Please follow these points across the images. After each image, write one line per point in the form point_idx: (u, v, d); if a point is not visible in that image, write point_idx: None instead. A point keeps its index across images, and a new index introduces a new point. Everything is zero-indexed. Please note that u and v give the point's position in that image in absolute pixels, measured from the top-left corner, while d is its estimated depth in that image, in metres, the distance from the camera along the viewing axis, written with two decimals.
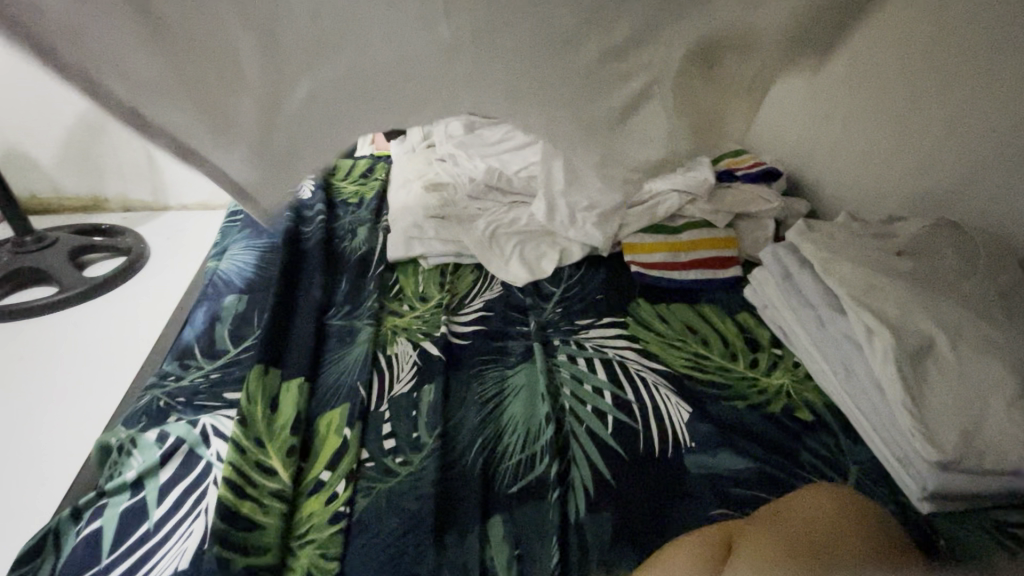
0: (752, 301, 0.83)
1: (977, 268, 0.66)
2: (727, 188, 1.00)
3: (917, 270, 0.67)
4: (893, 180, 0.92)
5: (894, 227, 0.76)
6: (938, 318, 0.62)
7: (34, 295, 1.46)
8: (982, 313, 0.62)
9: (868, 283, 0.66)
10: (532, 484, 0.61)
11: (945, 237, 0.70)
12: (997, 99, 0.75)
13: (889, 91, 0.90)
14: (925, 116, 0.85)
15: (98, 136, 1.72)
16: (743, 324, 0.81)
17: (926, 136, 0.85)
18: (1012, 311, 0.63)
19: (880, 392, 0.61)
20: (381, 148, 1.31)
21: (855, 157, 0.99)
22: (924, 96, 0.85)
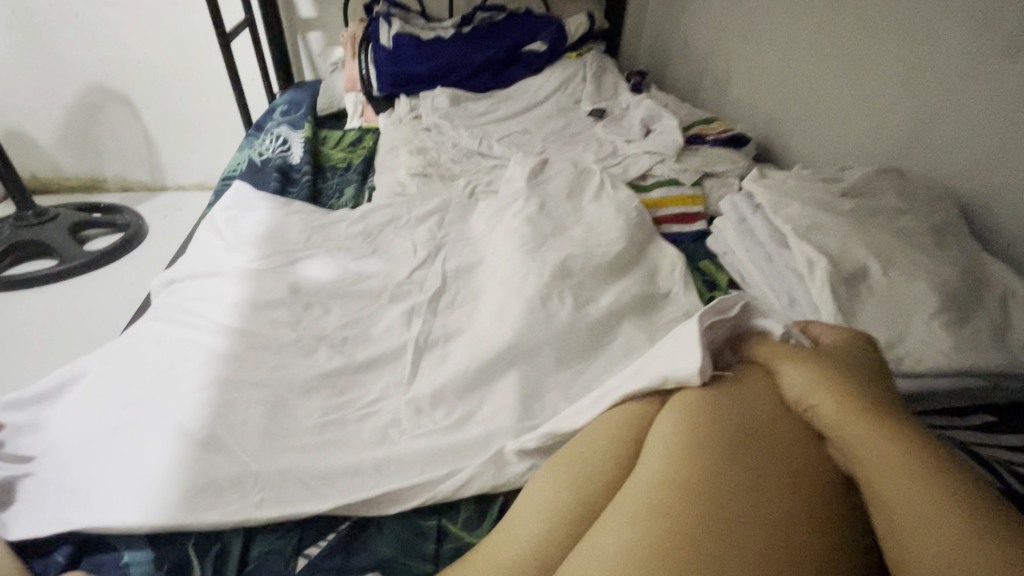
0: (713, 249, 0.89)
1: (914, 206, 0.72)
2: (697, 151, 1.06)
3: (859, 209, 0.72)
4: (851, 138, 0.95)
5: (844, 175, 0.81)
6: (873, 248, 0.67)
7: (38, 267, 1.51)
8: (914, 243, 0.67)
9: (814, 220, 0.72)
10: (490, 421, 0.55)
11: (887, 182, 0.76)
12: (945, 50, 0.78)
13: (851, 51, 0.94)
14: (883, 71, 0.88)
15: (97, 117, 1.77)
16: (704, 270, 0.87)
17: (884, 89, 0.88)
18: (942, 242, 0.68)
19: (818, 316, 0.66)
20: (370, 121, 1.36)
21: (818, 119, 1.03)
22: (883, 51, 0.88)
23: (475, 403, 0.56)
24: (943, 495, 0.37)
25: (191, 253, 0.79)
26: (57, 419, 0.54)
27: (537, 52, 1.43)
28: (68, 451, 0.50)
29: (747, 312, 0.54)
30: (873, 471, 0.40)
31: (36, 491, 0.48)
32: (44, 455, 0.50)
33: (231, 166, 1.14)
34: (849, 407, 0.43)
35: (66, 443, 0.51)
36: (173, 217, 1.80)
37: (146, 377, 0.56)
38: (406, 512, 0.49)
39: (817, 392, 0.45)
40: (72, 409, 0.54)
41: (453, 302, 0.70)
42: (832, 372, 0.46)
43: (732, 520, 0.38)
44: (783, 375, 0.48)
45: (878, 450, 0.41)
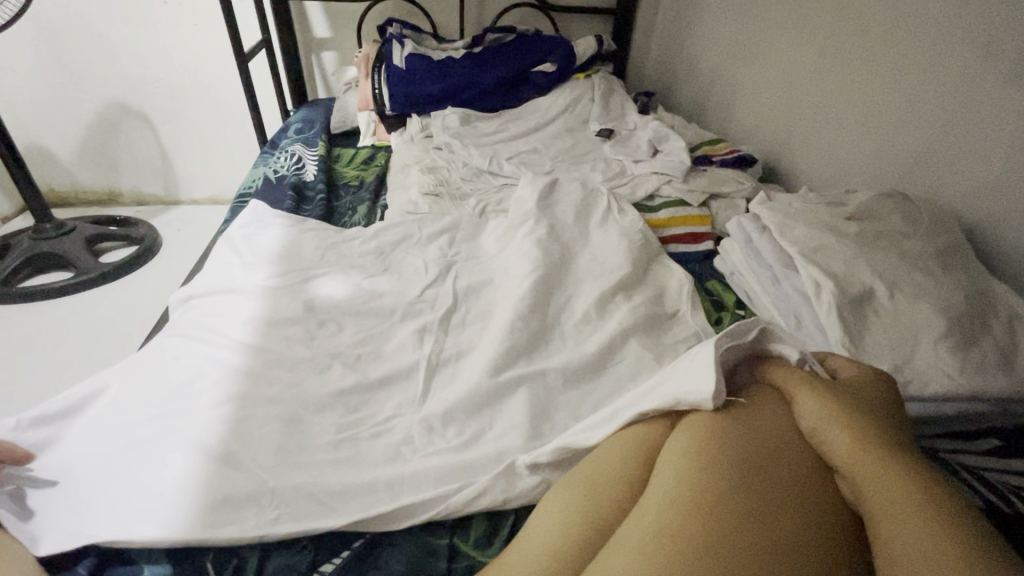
0: (720, 270, 0.90)
1: (919, 230, 0.73)
2: (703, 171, 1.08)
3: (864, 232, 0.73)
4: (857, 159, 0.96)
5: (850, 198, 0.82)
6: (879, 271, 0.68)
7: (54, 279, 1.54)
8: (920, 267, 0.68)
9: (819, 243, 0.73)
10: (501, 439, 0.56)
11: (892, 205, 0.77)
12: (949, 75, 0.79)
13: (856, 75, 0.96)
14: (888, 95, 0.89)
15: (115, 132, 1.82)
16: (712, 290, 0.88)
17: (889, 113, 0.90)
18: (948, 265, 0.69)
19: (824, 338, 0.67)
20: (382, 139, 1.39)
21: (823, 141, 1.04)
22: (888, 75, 0.89)
23: (485, 421, 0.57)
24: (946, 532, 0.38)
25: (208, 269, 0.81)
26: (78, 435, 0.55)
27: (546, 73, 1.46)
28: (90, 466, 0.51)
29: (766, 336, 0.55)
30: (879, 508, 0.41)
31: (58, 503, 0.49)
32: (66, 468, 0.52)
33: (246, 184, 1.16)
34: (861, 445, 0.44)
35: (87, 458, 0.52)
36: (185, 230, 1.83)
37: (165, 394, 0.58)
38: (417, 530, 0.50)
39: (829, 425, 0.46)
40: (92, 425, 0.55)
41: (463, 320, 0.72)
42: (846, 408, 0.46)
43: (740, 546, 0.38)
44: (801, 407, 0.48)
45: (884, 483, 0.41)
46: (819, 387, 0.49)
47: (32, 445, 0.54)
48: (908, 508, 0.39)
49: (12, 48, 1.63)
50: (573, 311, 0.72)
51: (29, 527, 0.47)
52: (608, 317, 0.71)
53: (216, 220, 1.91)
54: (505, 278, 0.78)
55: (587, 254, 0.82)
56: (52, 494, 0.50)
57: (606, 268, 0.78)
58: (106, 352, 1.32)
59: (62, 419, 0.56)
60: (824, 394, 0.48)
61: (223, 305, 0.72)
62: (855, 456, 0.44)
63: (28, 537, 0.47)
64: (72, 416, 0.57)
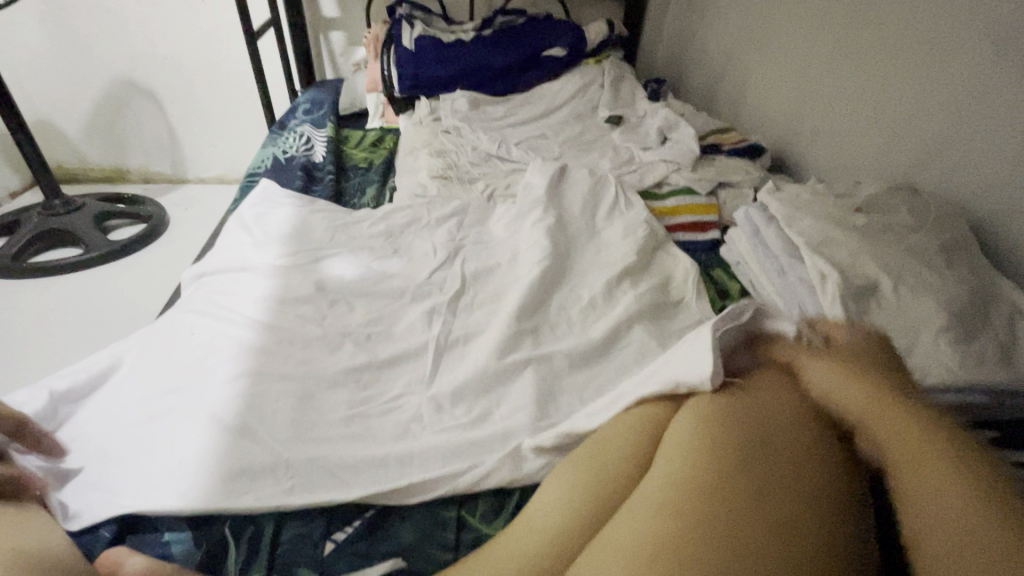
0: (726, 259, 0.91)
1: (925, 223, 0.73)
2: (712, 160, 1.08)
3: (871, 224, 0.74)
4: (866, 151, 0.96)
5: (857, 190, 0.83)
6: (883, 263, 0.68)
7: (63, 254, 1.56)
8: (924, 260, 0.69)
9: (826, 234, 0.73)
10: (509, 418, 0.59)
11: (899, 198, 0.77)
12: (962, 69, 0.79)
13: (867, 67, 0.95)
14: (900, 88, 0.89)
15: (122, 109, 1.81)
16: (717, 279, 0.88)
17: (899, 106, 0.89)
18: (953, 259, 0.69)
19: None
20: (391, 122, 1.39)
21: (833, 132, 1.04)
22: (900, 67, 0.89)
23: (493, 402, 0.59)
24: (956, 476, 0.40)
25: (218, 248, 0.81)
26: (97, 405, 0.56)
27: (556, 57, 1.45)
28: (109, 436, 0.53)
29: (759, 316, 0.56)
30: (899, 460, 0.43)
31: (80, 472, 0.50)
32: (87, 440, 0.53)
33: (256, 164, 1.17)
34: (874, 399, 0.46)
35: (107, 429, 0.54)
36: (193, 209, 1.84)
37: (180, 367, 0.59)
38: (428, 502, 0.51)
39: (841, 390, 0.48)
40: (110, 397, 0.57)
41: (472, 303, 0.73)
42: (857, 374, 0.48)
43: (739, 521, 0.40)
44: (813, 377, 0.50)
45: (900, 434, 0.44)
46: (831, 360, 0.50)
47: (52, 417, 0.55)
48: (923, 463, 0.42)
49: (21, 21, 1.63)
50: (583, 296, 0.73)
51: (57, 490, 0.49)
52: (615, 303, 0.72)
53: (223, 200, 1.92)
54: (513, 262, 0.79)
55: (595, 241, 0.83)
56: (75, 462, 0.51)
57: (614, 256, 0.79)
58: (116, 326, 1.34)
59: (79, 391, 0.58)
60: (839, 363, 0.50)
61: (234, 283, 0.72)
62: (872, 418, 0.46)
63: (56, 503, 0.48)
64: (88, 388, 0.59)
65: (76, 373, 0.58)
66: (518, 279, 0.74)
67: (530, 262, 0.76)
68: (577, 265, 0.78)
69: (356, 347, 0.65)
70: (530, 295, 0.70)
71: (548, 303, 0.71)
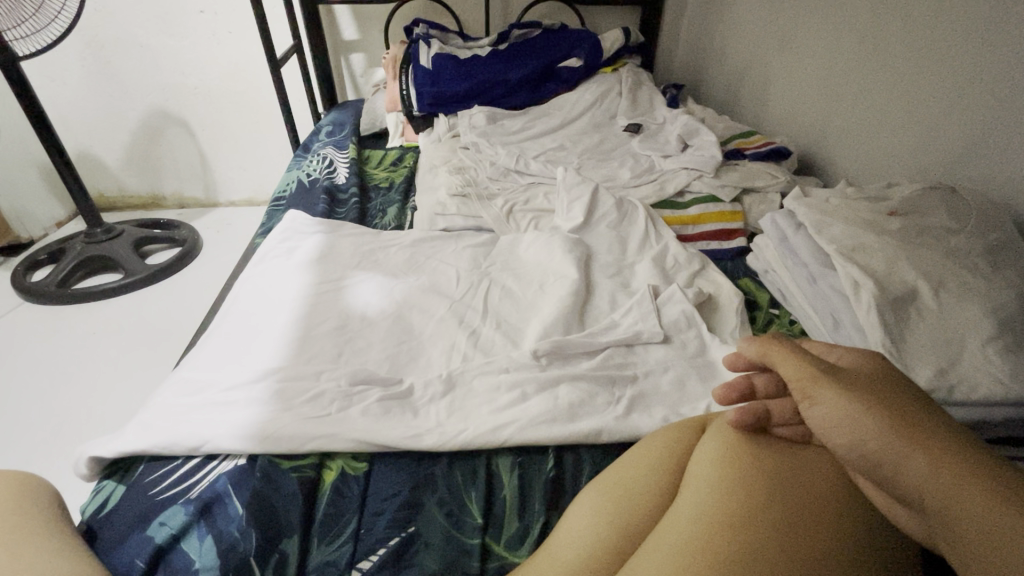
0: (753, 267, 0.89)
1: (967, 225, 0.69)
2: (735, 166, 1.05)
3: (907, 228, 0.71)
4: (899, 150, 0.92)
5: (891, 192, 0.79)
6: (921, 269, 0.65)
7: (105, 280, 1.62)
8: (965, 264, 0.65)
9: (858, 241, 0.70)
10: (529, 451, 0.57)
11: (937, 199, 0.73)
12: (1003, 59, 0.74)
13: (898, 64, 0.91)
14: (934, 82, 0.85)
15: (157, 138, 1.89)
16: (745, 289, 0.87)
17: (933, 103, 0.85)
18: (999, 262, 0.65)
19: (863, 339, 0.65)
20: (410, 140, 1.41)
21: (864, 133, 1.00)
22: (934, 63, 0.84)
23: (507, 419, 0.58)
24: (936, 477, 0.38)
25: (257, 271, 0.84)
26: (151, 419, 0.58)
27: (572, 68, 1.44)
28: (170, 464, 0.55)
29: (775, 351, 0.48)
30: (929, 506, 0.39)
31: (137, 496, 0.53)
32: (148, 466, 0.56)
33: (281, 188, 1.20)
34: (895, 431, 0.40)
35: (166, 453, 0.56)
36: (225, 231, 1.90)
37: (194, 403, 0.59)
38: (451, 530, 0.50)
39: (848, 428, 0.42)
40: (159, 415, 0.58)
41: (494, 325, 0.73)
42: (869, 399, 0.42)
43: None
44: (811, 409, 0.44)
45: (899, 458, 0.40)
46: (893, 472, 0.40)
47: (111, 438, 0.57)
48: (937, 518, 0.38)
49: (62, 60, 1.71)
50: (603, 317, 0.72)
51: (121, 506, 0.52)
52: (634, 320, 0.71)
53: (253, 221, 1.98)
54: (540, 289, 0.79)
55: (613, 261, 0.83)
56: (170, 471, 0.55)
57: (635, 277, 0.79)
58: (154, 347, 1.38)
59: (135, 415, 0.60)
60: (894, 471, 0.40)
61: (270, 308, 0.75)
62: (897, 447, 0.40)
63: (109, 523, 0.51)
64: (141, 410, 0.61)
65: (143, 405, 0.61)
66: (538, 307, 0.75)
67: (552, 288, 0.77)
68: (596, 288, 0.79)
69: (389, 368, 0.67)
70: (546, 324, 0.70)
71: (573, 325, 0.72)
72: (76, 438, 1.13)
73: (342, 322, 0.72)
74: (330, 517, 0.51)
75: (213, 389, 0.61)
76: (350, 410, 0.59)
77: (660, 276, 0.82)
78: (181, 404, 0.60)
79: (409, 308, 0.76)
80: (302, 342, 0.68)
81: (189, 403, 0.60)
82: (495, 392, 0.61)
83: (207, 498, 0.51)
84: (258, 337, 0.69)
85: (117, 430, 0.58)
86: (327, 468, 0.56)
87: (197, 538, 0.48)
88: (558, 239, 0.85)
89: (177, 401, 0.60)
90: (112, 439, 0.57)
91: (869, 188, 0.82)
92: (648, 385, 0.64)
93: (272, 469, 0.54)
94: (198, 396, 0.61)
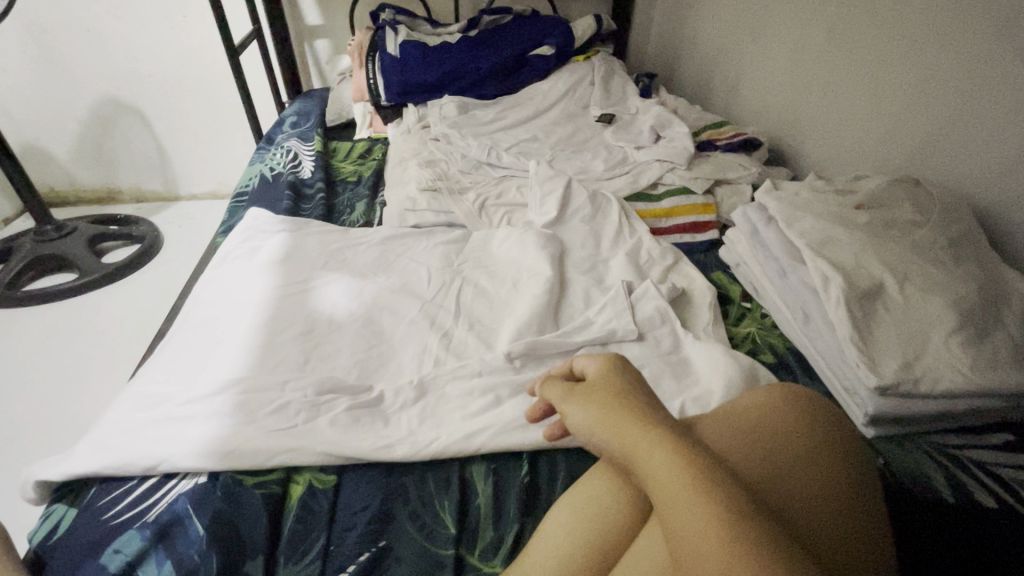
0: (725, 260, 0.89)
1: (931, 218, 0.70)
2: (707, 157, 1.05)
3: (873, 222, 0.71)
4: (866, 141, 0.93)
5: (859, 185, 0.80)
6: (888, 262, 0.66)
7: (58, 280, 1.54)
8: (929, 256, 0.66)
9: (827, 235, 0.71)
10: (503, 457, 0.56)
11: (902, 191, 0.75)
12: (966, 53, 0.75)
13: (865, 55, 0.92)
14: (900, 73, 0.86)
15: (110, 129, 1.79)
16: (717, 282, 0.87)
17: (899, 94, 0.86)
18: (960, 255, 0.67)
19: (832, 333, 0.66)
20: (379, 131, 1.36)
21: (832, 124, 1.01)
22: (900, 55, 0.85)
23: (480, 425, 0.56)
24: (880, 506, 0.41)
25: (216, 273, 0.80)
26: (102, 437, 0.55)
27: (544, 56, 1.42)
28: (125, 485, 0.53)
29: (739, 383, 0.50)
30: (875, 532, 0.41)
31: (89, 521, 0.50)
32: (102, 487, 0.53)
33: (243, 183, 1.15)
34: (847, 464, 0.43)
35: (120, 473, 0.53)
36: (187, 226, 1.82)
37: (148, 419, 0.56)
38: (424, 543, 0.49)
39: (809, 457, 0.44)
40: (112, 433, 0.55)
41: (468, 326, 0.71)
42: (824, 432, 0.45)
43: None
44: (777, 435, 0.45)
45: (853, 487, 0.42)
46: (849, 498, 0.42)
47: (59, 459, 0.54)
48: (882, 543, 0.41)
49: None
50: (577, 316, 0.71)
51: (73, 532, 0.49)
52: (609, 318, 0.71)
53: (218, 215, 1.90)
54: (513, 288, 0.77)
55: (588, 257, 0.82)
56: (125, 492, 0.52)
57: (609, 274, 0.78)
58: (115, 352, 1.33)
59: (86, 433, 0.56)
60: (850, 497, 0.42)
61: (231, 312, 0.72)
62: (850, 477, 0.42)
63: (59, 551, 0.48)
64: (92, 428, 0.57)
65: (94, 422, 0.58)
66: (512, 306, 0.74)
67: (526, 286, 0.76)
68: (570, 285, 0.78)
69: (358, 373, 0.65)
70: (520, 324, 0.69)
71: (547, 324, 0.71)
72: (32, 449, 1.08)
73: (307, 326, 0.70)
74: (298, 534, 0.50)
75: (170, 402, 0.58)
76: (317, 422, 0.56)
77: (635, 272, 0.81)
78: (135, 419, 0.57)
79: (377, 310, 0.74)
80: (266, 349, 0.66)
81: (144, 418, 0.57)
82: (468, 397, 0.60)
83: (165, 522, 0.48)
84: (217, 345, 0.66)
85: (66, 451, 0.55)
86: (294, 482, 0.54)
87: (155, 564, 0.46)
88: (531, 235, 0.83)
89: (131, 416, 0.57)
90: (61, 460, 0.54)
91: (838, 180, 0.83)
92: None
93: (234, 486, 0.51)
94: (154, 410, 0.58)
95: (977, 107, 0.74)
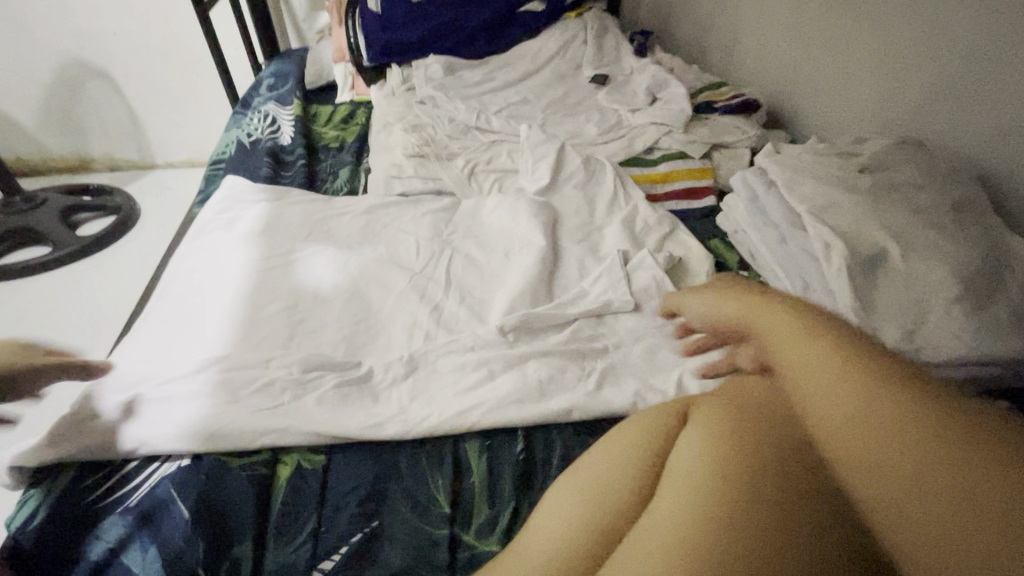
0: (722, 227, 0.87)
1: (934, 182, 0.68)
2: (704, 120, 1.01)
3: (876, 186, 0.69)
4: (867, 102, 0.90)
5: (861, 147, 0.77)
6: (890, 228, 0.64)
7: (32, 254, 1.47)
8: (932, 222, 0.64)
9: (828, 200, 0.69)
10: (497, 434, 0.55)
11: (905, 154, 0.72)
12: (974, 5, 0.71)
13: (869, 9, 0.88)
14: (906, 28, 0.82)
15: (76, 93, 1.69)
16: (714, 250, 0.85)
17: (903, 52, 0.83)
18: (963, 220, 0.65)
19: (832, 302, 0.64)
20: (361, 94, 1.30)
21: (832, 84, 0.97)
22: (905, 8, 0.81)
23: (473, 402, 0.55)
24: None
25: (192, 246, 0.76)
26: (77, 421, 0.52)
27: (534, 12, 1.34)
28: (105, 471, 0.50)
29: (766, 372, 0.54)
30: None
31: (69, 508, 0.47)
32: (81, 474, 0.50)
33: (220, 149, 1.09)
34: None
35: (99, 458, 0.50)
36: (165, 196, 1.75)
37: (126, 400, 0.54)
38: (418, 522, 0.48)
39: None
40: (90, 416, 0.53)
41: (459, 298, 0.69)
42: None
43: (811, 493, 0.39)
44: None
45: None
46: None
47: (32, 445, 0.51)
48: None
49: None
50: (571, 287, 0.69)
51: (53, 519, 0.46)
52: (604, 289, 0.68)
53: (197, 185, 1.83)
54: (505, 258, 0.74)
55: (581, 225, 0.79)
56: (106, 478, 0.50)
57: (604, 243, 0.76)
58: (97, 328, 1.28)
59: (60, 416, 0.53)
60: None
61: (211, 286, 0.68)
62: None
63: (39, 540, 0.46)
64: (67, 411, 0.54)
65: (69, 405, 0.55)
66: (504, 277, 0.71)
67: (518, 257, 0.73)
68: (564, 254, 0.76)
69: (345, 349, 0.62)
70: (513, 296, 0.67)
71: (541, 296, 0.68)
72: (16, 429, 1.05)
73: (291, 300, 0.67)
74: (288, 517, 0.48)
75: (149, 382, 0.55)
76: (304, 401, 0.54)
77: (630, 241, 0.79)
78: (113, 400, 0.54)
79: (364, 283, 0.71)
80: (248, 326, 0.63)
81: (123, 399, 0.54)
82: (460, 372, 0.58)
83: (149, 506, 0.47)
84: (196, 322, 0.63)
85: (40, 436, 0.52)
86: (282, 463, 0.52)
87: (139, 550, 0.44)
88: (523, 203, 0.80)
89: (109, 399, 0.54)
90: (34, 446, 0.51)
91: (839, 142, 0.80)
92: (618, 357, 0.61)
93: (218, 467, 0.50)
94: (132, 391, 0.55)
95: (985, 64, 0.71)
